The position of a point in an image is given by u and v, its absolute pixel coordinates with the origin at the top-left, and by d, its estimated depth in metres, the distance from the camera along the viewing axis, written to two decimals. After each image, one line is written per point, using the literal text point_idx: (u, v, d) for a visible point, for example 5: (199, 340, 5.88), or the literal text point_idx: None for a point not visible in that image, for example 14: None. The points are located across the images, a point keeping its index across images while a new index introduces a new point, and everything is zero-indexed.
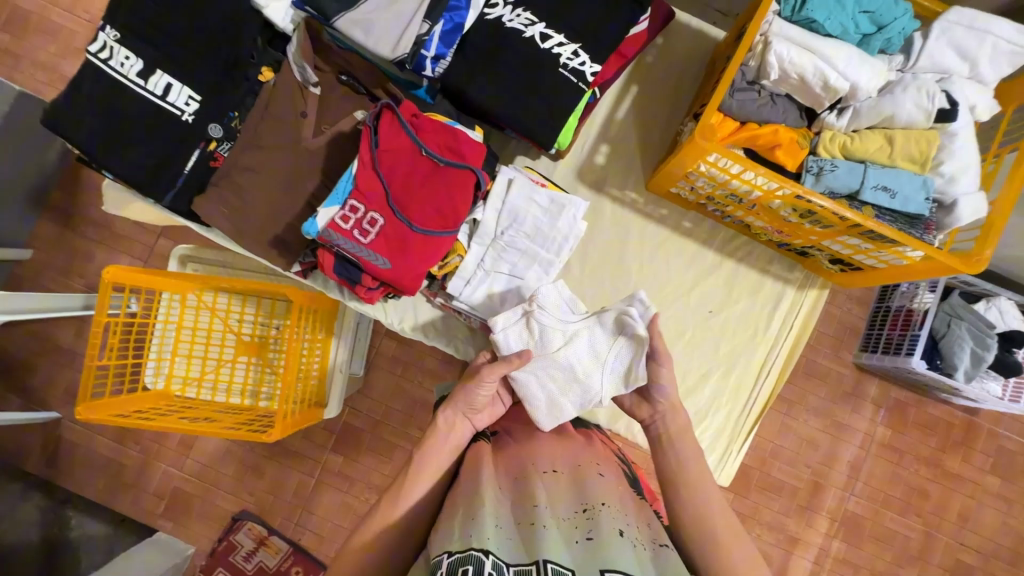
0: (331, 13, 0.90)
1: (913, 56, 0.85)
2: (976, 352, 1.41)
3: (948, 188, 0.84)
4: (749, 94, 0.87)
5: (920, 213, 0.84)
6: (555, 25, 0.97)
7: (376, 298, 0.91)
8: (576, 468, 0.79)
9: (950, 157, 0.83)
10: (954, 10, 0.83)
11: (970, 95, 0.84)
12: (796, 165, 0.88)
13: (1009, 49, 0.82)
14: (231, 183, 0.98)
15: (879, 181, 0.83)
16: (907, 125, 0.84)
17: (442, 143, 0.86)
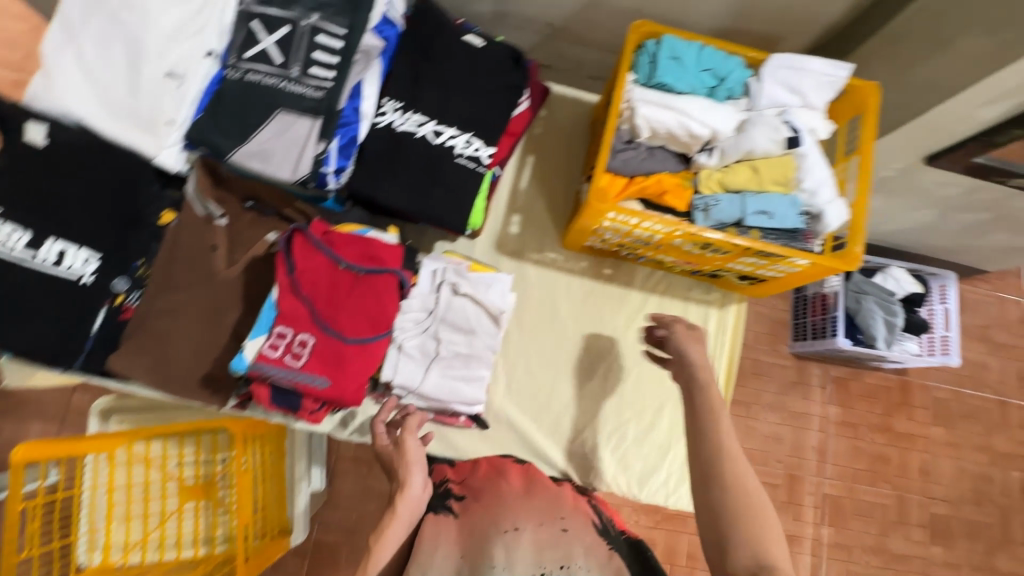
0: (225, 150, 0.92)
1: (755, 98, 0.98)
2: (886, 319, 1.55)
3: (815, 201, 0.95)
4: (630, 153, 0.97)
5: (797, 227, 0.94)
6: (445, 121, 1.03)
7: (322, 418, 0.88)
8: (540, 529, 0.79)
9: (809, 174, 0.95)
10: (774, 56, 0.97)
11: (808, 121, 0.98)
12: (684, 205, 0.99)
13: (828, 80, 0.96)
14: (150, 332, 0.95)
15: (757, 206, 0.94)
16: (766, 155, 0.96)
17: (359, 252, 0.88)
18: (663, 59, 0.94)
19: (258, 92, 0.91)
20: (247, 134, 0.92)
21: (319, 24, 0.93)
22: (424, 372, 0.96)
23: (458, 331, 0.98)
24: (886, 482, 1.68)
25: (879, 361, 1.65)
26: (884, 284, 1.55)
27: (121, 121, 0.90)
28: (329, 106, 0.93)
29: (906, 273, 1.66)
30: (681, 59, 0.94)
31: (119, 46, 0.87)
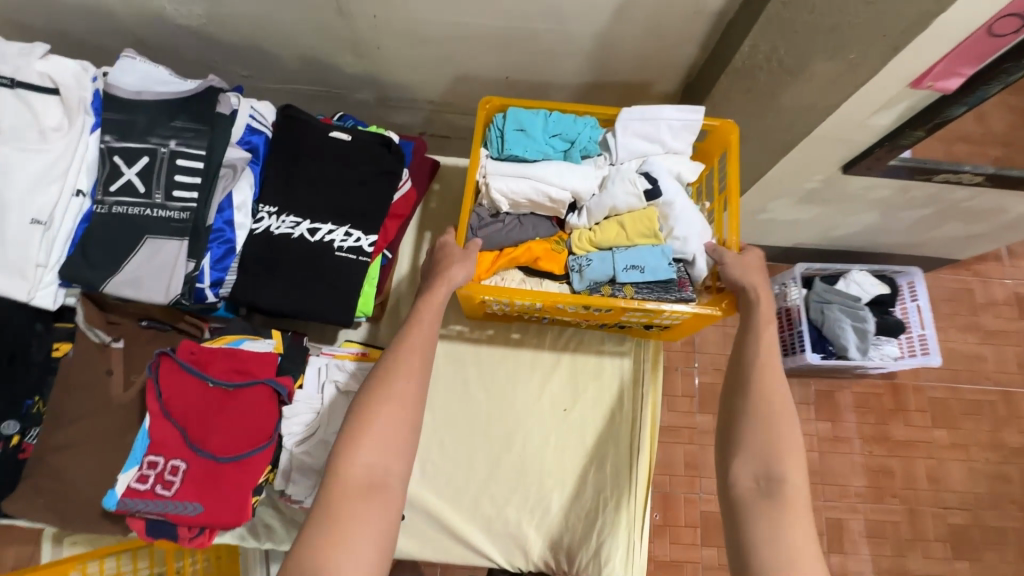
0: (97, 282, 0.93)
1: (614, 152, 0.99)
2: (857, 326, 1.71)
3: (686, 247, 0.95)
4: (496, 225, 0.99)
5: (669, 277, 0.95)
6: (320, 217, 1.05)
7: (206, 543, 0.86)
8: None
9: (677, 222, 0.96)
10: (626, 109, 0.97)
11: (670, 168, 0.98)
12: (562, 267, 1.01)
13: (681, 124, 0.96)
14: (48, 469, 0.95)
15: (627, 261, 0.95)
16: (629, 209, 0.97)
17: (228, 367, 0.88)
18: (511, 132, 0.97)
19: (126, 223, 0.95)
20: (117, 265, 0.94)
21: (177, 149, 0.96)
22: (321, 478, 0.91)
23: None
24: (892, 496, 1.76)
25: (860, 369, 1.80)
26: (848, 289, 1.78)
27: None
28: (195, 226, 0.96)
29: (868, 276, 1.78)
30: (530, 129, 0.96)
31: None
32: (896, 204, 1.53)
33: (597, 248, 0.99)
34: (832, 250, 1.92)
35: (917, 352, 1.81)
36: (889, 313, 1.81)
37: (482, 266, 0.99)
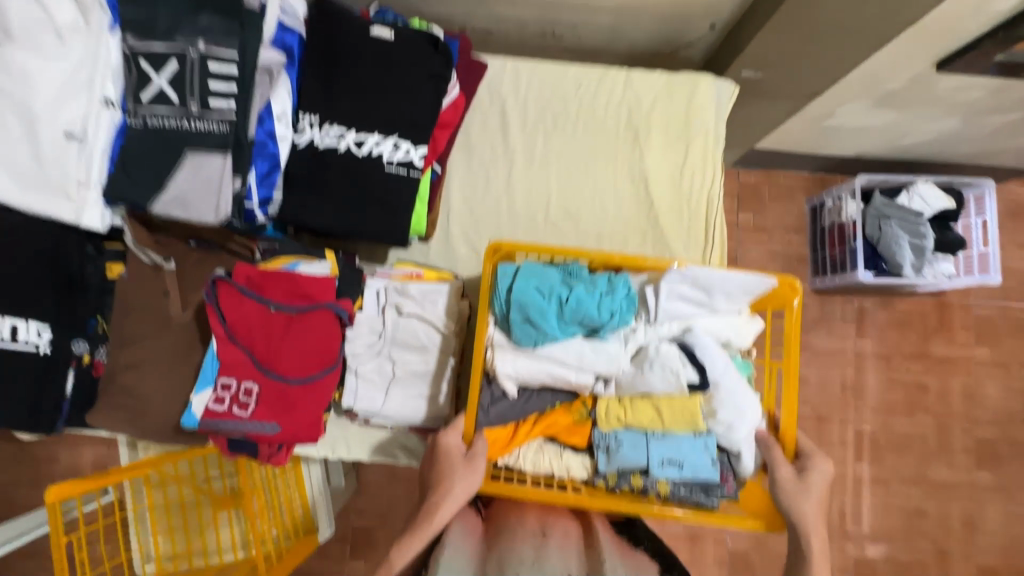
0: (144, 202, 0.89)
1: (652, 310, 0.83)
2: (915, 243, 1.61)
3: (734, 437, 0.80)
4: (505, 399, 0.83)
5: (713, 478, 0.79)
6: (365, 127, 0.97)
7: (285, 457, 0.87)
8: (561, 534, 0.79)
9: (722, 406, 0.79)
10: (674, 266, 0.81)
11: (718, 332, 0.84)
12: (587, 438, 0.86)
13: (739, 288, 0.82)
14: (119, 386, 0.99)
15: (663, 454, 0.79)
16: (667, 394, 0.80)
17: (289, 291, 0.85)
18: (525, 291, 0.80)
19: (163, 137, 0.89)
20: (161, 182, 0.89)
21: (207, 50, 0.88)
22: (384, 392, 0.95)
23: (412, 350, 0.95)
24: (924, 411, 1.79)
25: (910, 288, 1.75)
26: (910, 204, 1.64)
27: (33, 195, 0.86)
28: (237, 139, 0.90)
29: (935, 188, 1.62)
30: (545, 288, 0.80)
31: (9, 116, 0.83)
32: (986, 107, 1.40)
33: (626, 426, 0.83)
34: (894, 158, 1.78)
35: (973, 272, 1.71)
36: (949, 229, 1.67)
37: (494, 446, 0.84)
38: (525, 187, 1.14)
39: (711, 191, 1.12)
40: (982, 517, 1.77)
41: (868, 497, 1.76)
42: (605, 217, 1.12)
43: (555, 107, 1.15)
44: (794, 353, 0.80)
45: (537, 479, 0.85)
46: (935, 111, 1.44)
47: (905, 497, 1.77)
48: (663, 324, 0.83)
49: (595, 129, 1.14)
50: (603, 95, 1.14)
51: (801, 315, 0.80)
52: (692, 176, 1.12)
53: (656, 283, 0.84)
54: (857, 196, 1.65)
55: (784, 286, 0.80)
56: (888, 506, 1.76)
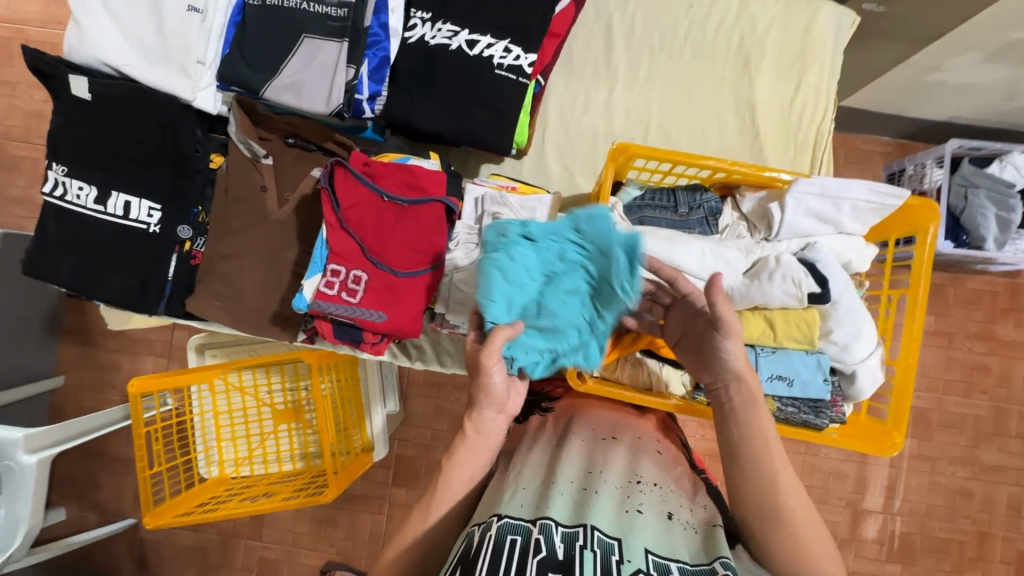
0: (257, 86, 0.91)
1: (775, 226, 0.80)
2: (999, 216, 1.38)
3: (848, 358, 0.79)
4: None
5: (823, 396, 0.79)
6: (478, 28, 0.93)
7: (384, 349, 0.92)
8: (635, 440, 0.79)
9: (838, 325, 0.78)
10: (803, 178, 0.77)
11: (840, 253, 0.81)
12: None
13: (869, 207, 0.78)
14: (217, 275, 0.98)
15: (773, 369, 0.79)
16: (783, 307, 0.78)
17: (401, 183, 0.87)
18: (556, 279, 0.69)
19: (283, 19, 0.90)
20: (276, 67, 0.90)
21: None
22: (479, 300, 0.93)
23: None
24: (981, 393, 1.59)
25: (982, 265, 1.54)
26: (1002, 174, 1.40)
27: (155, 68, 0.91)
28: (354, 25, 0.90)
29: None
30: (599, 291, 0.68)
31: None
32: None
33: None
34: (989, 126, 1.52)
35: None
36: None
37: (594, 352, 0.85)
38: (626, 109, 1.10)
39: (822, 124, 1.08)
40: None
41: (908, 471, 1.59)
42: (705, 146, 1.10)
43: (664, 27, 1.10)
44: (923, 282, 0.79)
45: (636, 388, 0.88)
46: None
47: (949, 476, 1.59)
48: (781, 242, 0.81)
49: (704, 54, 1.10)
50: (715, 19, 1.09)
51: (935, 247, 0.78)
52: (803, 107, 1.08)
53: (780, 198, 0.80)
54: (944, 163, 1.41)
55: (921, 208, 0.79)
56: (933, 486, 1.58)
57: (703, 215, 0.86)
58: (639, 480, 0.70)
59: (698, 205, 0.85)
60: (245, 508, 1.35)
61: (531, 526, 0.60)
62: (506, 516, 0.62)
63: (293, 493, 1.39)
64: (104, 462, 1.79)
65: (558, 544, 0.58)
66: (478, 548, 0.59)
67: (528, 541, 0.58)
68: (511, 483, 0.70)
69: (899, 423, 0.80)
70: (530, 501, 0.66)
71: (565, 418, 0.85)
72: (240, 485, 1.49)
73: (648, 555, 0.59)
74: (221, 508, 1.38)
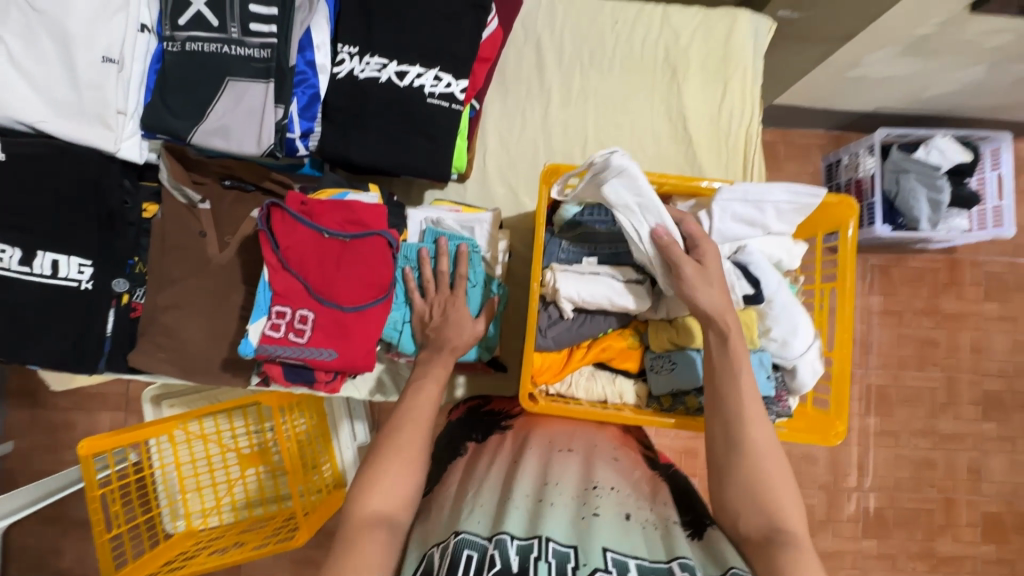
0: (184, 132, 0.90)
1: (706, 234, 0.82)
2: (931, 198, 1.45)
3: (789, 353, 0.82)
4: (561, 326, 0.84)
5: (768, 393, 0.81)
6: (406, 59, 0.94)
7: (340, 386, 0.91)
8: (591, 448, 0.81)
9: (776, 322, 0.82)
10: (727, 186, 0.80)
11: (771, 253, 0.85)
12: (638, 364, 0.88)
13: (792, 207, 0.81)
14: (160, 326, 0.95)
15: None
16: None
17: (341, 219, 0.87)
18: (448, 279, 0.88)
19: (204, 64, 0.89)
20: (201, 112, 0.89)
21: None
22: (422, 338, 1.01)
23: None
24: (934, 365, 1.66)
25: (921, 244, 1.61)
26: (927, 158, 1.48)
27: (71, 122, 0.88)
28: (279, 65, 0.90)
29: (954, 142, 1.46)
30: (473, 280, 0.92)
31: (46, 38, 0.86)
32: (1011, 54, 1.24)
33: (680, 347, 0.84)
34: (912, 114, 1.61)
35: (987, 226, 1.55)
36: (966, 183, 1.52)
37: (548, 371, 0.87)
38: (562, 125, 1.13)
39: (750, 128, 1.13)
40: (986, 467, 1.66)
41: (875, 448, 1.65)
42: (642, 155, 1.13)
43: (592, 43, 1.13)
44: (850, 275, 0.82)
45: (592, 402, 0.88)
46: (961, 60, 1.28)
47: (912, 448, 1.65)
48: (716, 247, 0.84)
49: (633, 67, 1.13)
50: (640, 33, 1.13)
51: (857, 240, 0.83)
52: (731, 112, 1.13)
53: (708, 206, 0.82)
54: (874, 151, 1.50)
55: (840, 206, 0.84)
56: (899, 459, 1.64)
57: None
58: (594, 487, 0.71)
59: None
60: (215, 561, 1.29)
61: (487, 542, 0.59)
62: (463, 533, 0.62)
63: (265, 539, 1.34)
64: (65, 527, 1.69)
65: (513, 557, 0.57)
66: (436, 566, 0.59)
67: (483, 557, 0.58)
68: (468, 502, 0.70)
69: (841, 412, 0.83)
70: (487, 516, 0.66)
71: (521, 437, 0.85)
72: (209, 537, 1.43)
73: (605, 553, 0.59)
74: (189, 563, 1.33)
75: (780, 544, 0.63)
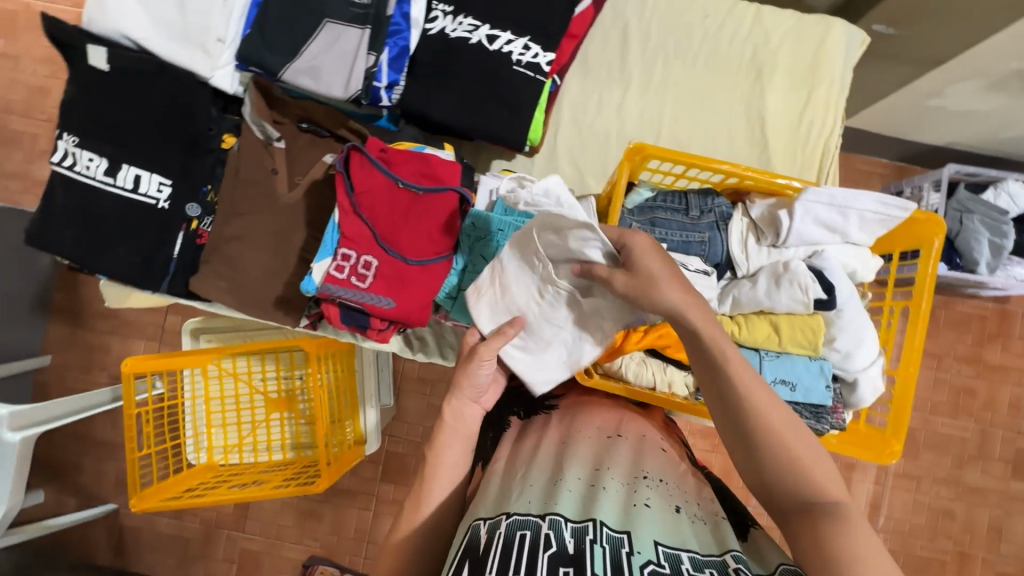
0: (277, 69, 0.92)
1: (783, 233, 0.81)
2: (994, 242, 1.40)
3: (850, 365, 0.81)
4: None
5: (824, 402, 0.80)
6: (499, 24, 0.94)
7: (390, 337, 0.92)
8: (640, 437, 0.79)
9: (842, 334, 0.80)
10: (812, 188, 0.79)
11: (847, 263, 0.83)
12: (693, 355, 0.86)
13: (875, 218, 0.80)
14: (222, 255, 0.97)
15: (777, 374, 0.80)
16: (789, 312, 0.79)
17: (417, 171, 0.88)
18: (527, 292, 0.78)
19: (305, 4, 0.92)
20: (296, 50, 0.92)
21: None
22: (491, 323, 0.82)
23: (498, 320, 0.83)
24: (968, 415, 1.61)
25: (973, 289, 1.56)
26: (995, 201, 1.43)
27: (174, 47, 0.93)
28: (377, 15, 0.92)
29: None
30: None
31: None
32: None
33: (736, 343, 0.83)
34: (985, 154, 1.55)
35: None
36: None
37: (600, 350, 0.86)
38: (638, 111, 1.12)
39: (829, 139, 1.10)
40: (1008, 527, 1.60)
41: (893, 490, 1.61)
42: (714, 152, 1.11)
43: (679, 35, 1.12)
44: (926, 295, 0.80)
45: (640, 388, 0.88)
46: None
47: (934, 496, 1.61)
48: (789, 248, 0.82)
49: (718, 63, 1.11)
50: (730, 30, 1.11)
51: (939, 262, 0.80)
52: (811, 121, 1.10)
53: (790, 205, 0.81)
54: (941, 186, 1.42)
55: (927, 223, 0.81)
56: (917, 504, 1.60)
57: (713, 220, 0.86)
58: (644, 476, 0.70)
59: (709, 209, 0.86)
60: (234, 495, 1.32)
61: (540, 521, 0.60)
62: (515, 513, 0.62)
63: (284, 482, 1.36)
64: (88, 445, 1.75)
65: (569, 539, 0.58)
66: (486, 548, 0.58)
67: (538, 536, 0.58)
68: (519, 480, 0.69)
69: (898, 432, 0.81)
70: (537, 497, 0.65)
71: (568, 416, 0.83)
72: (229, 473, 1.46)
73: (657, 546, 0.59)
74: (210, 493, 1.36)
75: (821, 518, 0.58)
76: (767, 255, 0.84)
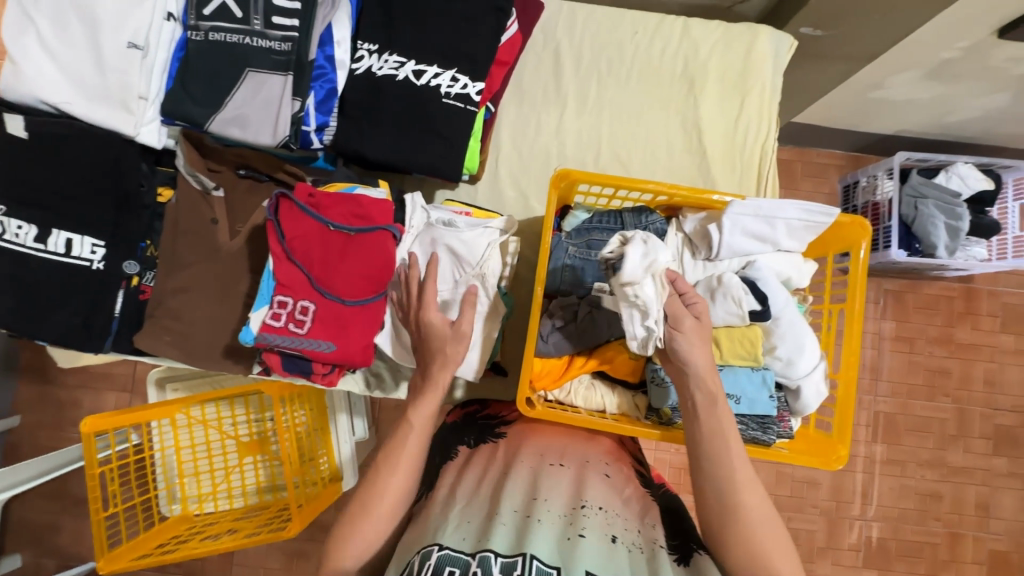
0: (202, 120, 0.92)
1: (715, 246, 0.81)
2: (950, 225, 1.42)
3: (793, 373, 0.81)
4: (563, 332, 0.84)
5: (769, 412, 0.80)
6: (425, 58, 0.94)
7: (337, 379, 0.92)
8: (583, 465, 0.79)
9: (782, 342, 0.80)
10: (737, 201, 0.80)
11: (781, 269, 0.84)
12: (637, 373, 0.87)
13: (802, 224, 0.81)
14: (167, 310, 0.95)
15: (721, 388, 0.80)
16: (727, 325, 0.80)
17: (346, 213, 0.87)
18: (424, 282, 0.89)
19: (228, 54, 0.92)
20: (220, 101, 0.91)
21: None
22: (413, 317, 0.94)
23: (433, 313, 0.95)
24: (945, 396, 1.63)
25: (937, 271, 1.58)
26: (947, 184, 1.45)
27: (96, 106, 0.92)
28: (299, 58, 0.91)
29: (975, 169, 1.44)
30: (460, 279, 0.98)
31: (76, 23, 0.90)
32: None
33: None
34: (933, 139, 1.57)
35: (1006, 257, 1.51)
36: (986, 212, 1.49)
37: (548, 376, 0.87)
38: (577, 131, 1.13)
39: (766, 142, 1.12)
40: (995, 503, 1.61)
41: (879, 477, 1.61)
42: (654, 165, 1.12)
43: (611, 52, 1.13)
44: (859, 296, 0.80)
45: (591, 411, 0.89)
46: (986, 87, 1.26)
47: (919, 479, 1.61)
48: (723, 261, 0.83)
49: (650, 77, 1.13)
50: (659, 44, 1.13)
51: (868, 262, 0.81)
52: (747, 125, 1.12)
53: (718, 219, 0.81)
54: (894, 174, 1.46)
55: (853, 225, 0.83)
56: (903, 489, 1.60)
57: (648, 237, 0.87)
58: (583, 505, 0.69)
59: (644, 226, 0.87)
60: (206, 546, 1.29)
61: (470, 560, 0.59)
62: (447, 547, 0.61)
63: (257, 529, 1.34)
64: (64, 504, 1.71)
65: (497, 574, 0.57)
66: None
67: (466, 574, 0.57)
68: (456, 514, 0.69)
69: (844, 435, 0.81)
70: (472, 532, 0.65)
71: (516, 445, 0.84)
72: (204, 522, 1.43)
73: None
74: (181, 547, 1.33)
75: None
76: (702, 269, 0.85)
